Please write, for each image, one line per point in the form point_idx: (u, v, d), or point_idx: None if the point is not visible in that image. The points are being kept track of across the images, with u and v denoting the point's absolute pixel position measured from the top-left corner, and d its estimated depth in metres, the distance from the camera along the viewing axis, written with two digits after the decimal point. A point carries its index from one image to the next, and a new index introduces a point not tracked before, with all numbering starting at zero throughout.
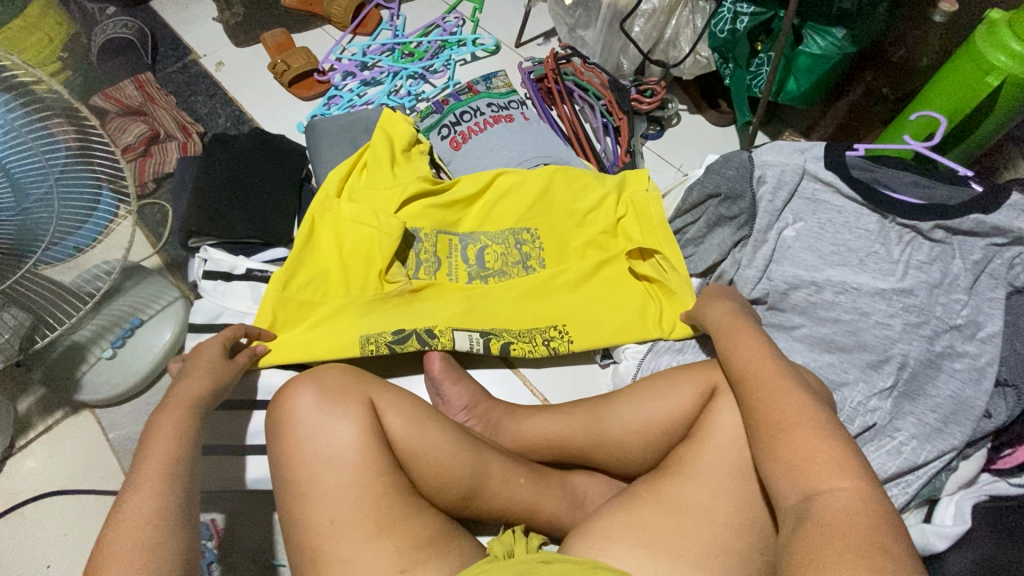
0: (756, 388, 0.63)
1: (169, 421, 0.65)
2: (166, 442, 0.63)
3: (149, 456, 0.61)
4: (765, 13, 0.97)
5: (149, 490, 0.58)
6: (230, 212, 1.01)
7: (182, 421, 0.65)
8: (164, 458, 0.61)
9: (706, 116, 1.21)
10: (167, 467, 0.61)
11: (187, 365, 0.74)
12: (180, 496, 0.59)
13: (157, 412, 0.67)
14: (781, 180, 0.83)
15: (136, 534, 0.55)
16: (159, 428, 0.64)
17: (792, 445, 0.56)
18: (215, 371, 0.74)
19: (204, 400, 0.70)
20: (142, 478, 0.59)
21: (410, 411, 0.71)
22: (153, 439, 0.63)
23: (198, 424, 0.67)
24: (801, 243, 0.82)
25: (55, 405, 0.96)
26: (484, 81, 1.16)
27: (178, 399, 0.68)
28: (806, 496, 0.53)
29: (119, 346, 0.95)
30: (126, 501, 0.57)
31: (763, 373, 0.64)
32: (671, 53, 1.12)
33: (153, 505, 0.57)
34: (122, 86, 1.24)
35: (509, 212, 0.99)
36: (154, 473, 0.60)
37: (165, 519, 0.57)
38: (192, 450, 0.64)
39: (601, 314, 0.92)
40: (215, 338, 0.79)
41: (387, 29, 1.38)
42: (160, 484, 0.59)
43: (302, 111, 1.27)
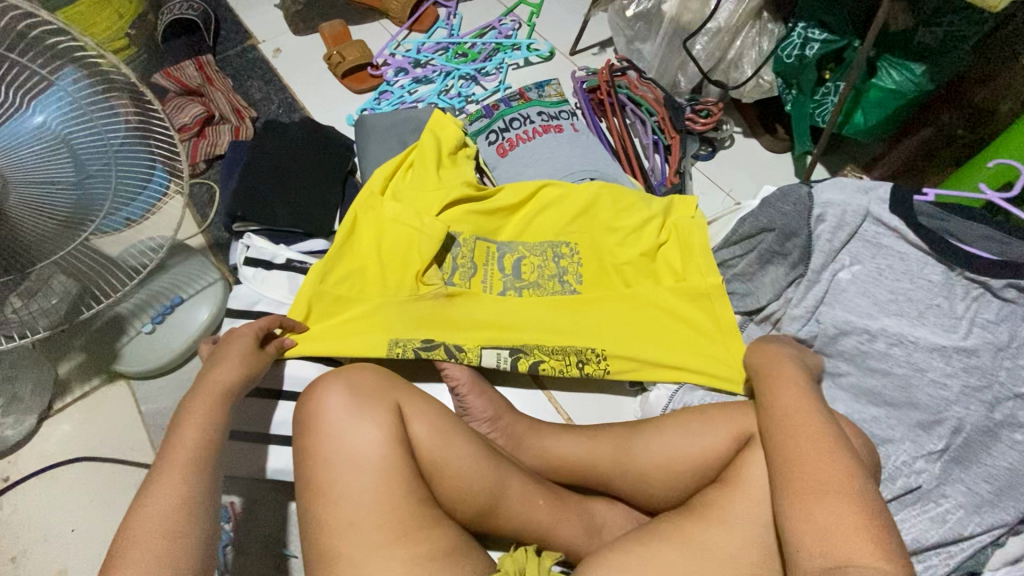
0: (818, 457, 0.58)
1: (198, 408, 0.65)
2: (194, 430, 0.63)
3: (176, 443, 0.62)
4: (838, 41, 0.93)
5: (173, 479, 0.59)
6: (276, 200, 1.03)
7: (210, 410, 0.66)
8: (189, 448, 0.61)
9: (761, 141, 1.17)
10: (194, 460, 0.61)
11: (221, 351, 0.75)
12: (201, 487, 0.59)
13: (187, 398, 0.68)
14: (841, 221, 0.80)
15: (156, 524, 0.55)
16: (189, 414, 0.65)
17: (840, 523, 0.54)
18: (246, 360, 0.74)
19: (235, 388, 0.70)
20: (169, 466, 0.60)
21: (436, 422, 0.71)
22: (181, 425, 0.64)
23: (225, 410, 0.67)
24: (857, 287, 0.79)
25: (93, 372, 0.99)
26: (537, 89, 1.15)
27: (206, 387, 0.68)
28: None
29: (159, 322, 0.97)
30: (149, 489, 0.58)
31: (800, 425, 0.62)
32: (733, 75, 1.07)
33: (175, 495, 0.58)
34: (182, 66, 1.28)
35: (550, 225, 0.98)
36: (180, 462, 0.60)
37: (187, 511, 0.57)
38: (219, 440, 0.64)
39: (630, 339, 0.89)
40: (252, 324, 0.80)
41: (442, 27, 1.39)
42: (186, 473, 0.59)
43: (352, 103, 1.28)
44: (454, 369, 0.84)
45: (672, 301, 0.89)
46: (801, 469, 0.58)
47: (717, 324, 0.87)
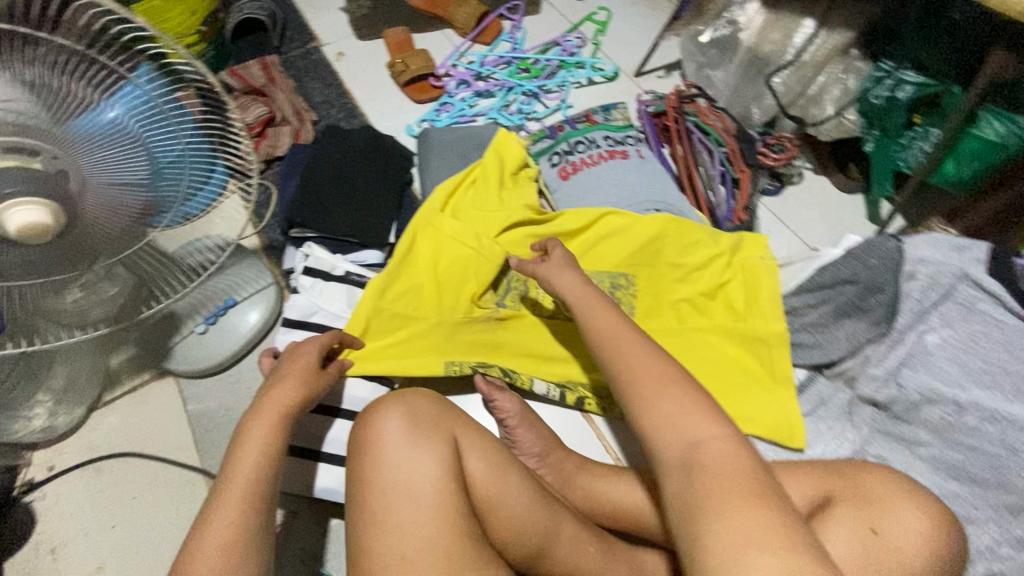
0: (634, 347, 0.64)
1: (260, 428, 0.64)
2: (256, 452, 0.62)
3: (237, 465, 0.60)
4: (933, 85, 0.88)
5: (232, 506, 0.57)
6: (334, 208, 1.03)
7: (272, 431, 0.64)
8: (251, 472, 0.60)
9: (833, 180, 1.12)
10: (256, 487, 0.59)
11: (281, 367, 0.72)
12: (258, 517, 0.57)
13: (249, 414, 0.66)
14: (934, 280, 0.75)
15: (211, 557, 0.54)
16: (249, 439, 0.63)
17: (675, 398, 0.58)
18: (306, 376, 0.72)
19: (297, 408, 0.68)
20: (227, 492, 0.58)
21: (492, 458, 0.69)
22: (243, 445, 0.62)
23: (283, 431, 0.65)
24: (947, 353, 0.73)
25: (143, 367, 1.00)
26: (604, 112, 1.12)
27: (268, 405, 0.66)
28: (686, 457, 0.53)
29: (212, 323, 0.97)
30: (208, 515, 0.57)
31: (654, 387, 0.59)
32: (812, 110, 1.03)
33: (233, 523, 0.56)
34: (248, 65, 1.29)
35: (612, 254, 0.95)
36: (239, 489, 0.58)
37: (244, 544, 0.55)
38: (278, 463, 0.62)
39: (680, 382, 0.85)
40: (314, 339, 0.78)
41: (506, 41, 1.38)
42: (246, 498, 0.58)
43: (412, 113, 1.28)
44: (505, 401, 0.82)
45: (728, 345, 0.85)
46: (664, 420, 0.57)
47: (771, 372, 0.83)
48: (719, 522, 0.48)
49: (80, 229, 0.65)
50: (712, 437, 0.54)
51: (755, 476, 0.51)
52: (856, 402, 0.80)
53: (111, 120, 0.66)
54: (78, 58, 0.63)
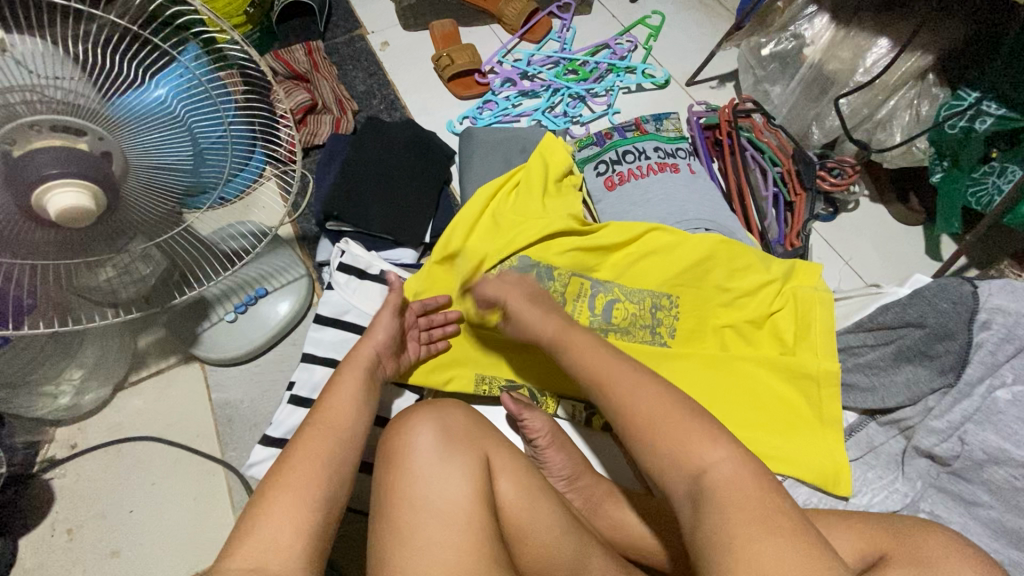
0: (625, 374, 0.62)
1: (313, 446, 0.62)
2: (308, 468, 0.60)
3: (285, 479, 0.59)
4: (1017, 120, 0.82)
5: (275, 520, 0.56)
6: (370, 204, 1.00)
7: (325, 448, 0.62)
8: (299, 488, 0.58)
9: (891, 210, 1.06)
10: (304, 494, 0.58)
11: (335, 376, 0.70)
12: (303, 538, 0.56)
13: (303, 426, 0.64)
14: (1011, 333, 0.70)
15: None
16: (302, 447, 0.62)
17: (654, 409, 0.58)
18: (359, 389, 0.69)
19: (354, 426, 0.66)
20: (271, 506, 0.57)
21: (523, 481, 0.67)
22: (294, 458, 0.60)
23: (338, 448, 0.63)
24: (1017, 411, 0.68)
25: (171, 350, 0.99)
26: (655, 121, 1.07)
27: (319, 419, 0.65)
28: (695, 486, 0.53)
29: (241, 312, 0.96)
30: (252, 529, 0.55)
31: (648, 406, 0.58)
32: (878, 136, 0.98)
33: (275, 540, 0.55)
34: (293, 50, 1.27)
35: (655, 272, 0.91)
36: (287, 497, 0.57)
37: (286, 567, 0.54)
38: (335, 488, 0.60)
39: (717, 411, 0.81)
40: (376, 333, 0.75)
41: (555, 40, 1.34)
42: (294, 518, 0.56)
43: (454, 110, 1.25)
44: (535, 421, 0.79)
45: (770, 377, 0.82)
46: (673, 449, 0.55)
47: (818, 412, 0.79)
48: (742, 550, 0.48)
49: (120, 213, 0.64)
50: (716, 460, 0.53)
51: (769, 504, 0.50)
52: (911, 453, 0.74)
53: (157, 100, 0.63)
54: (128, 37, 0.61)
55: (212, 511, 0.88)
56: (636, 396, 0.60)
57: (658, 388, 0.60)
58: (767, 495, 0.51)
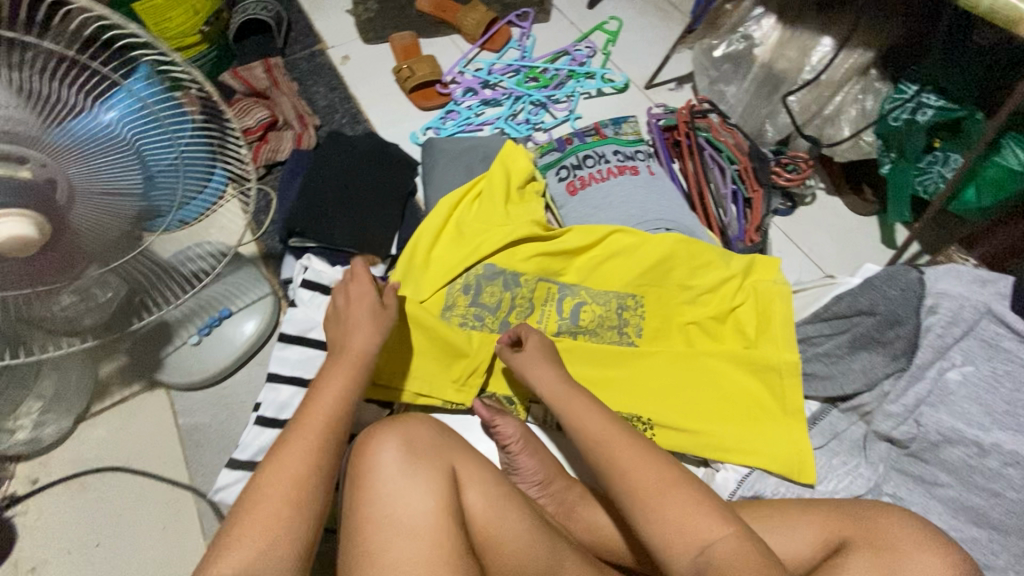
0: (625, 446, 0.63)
1: (298, 446, 0.59)
2: (298, 466, 0.57)
3: (272, 486, 0.55)
4: (956, 110, 0.85)
5: (254, 533, 0.53)
6: (333, 219, 1.00)
7: (316, 447, 0.59)
8: (288, 488, 0.56)
9: (847, 201, 1.09)
10: (291, 500, 0.55)
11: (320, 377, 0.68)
12: (294, 548, 0.53)
13: (291, 425, 0.61)
14: (957, 315, 0.74)
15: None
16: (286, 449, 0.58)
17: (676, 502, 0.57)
18: (347, 390, 0.66)
19: (338, 421, 0.63)
20: (256, 515, 0.54)
21: (491, 491, 0.68)
22: (281, 464, 0.57)
23: (329, 455, 0.60)
24: (967, 391, 0.73)
25: (135, 377, 0.97)
26: (614, 125, 1.09)
27: (314, 408, 0.63)
28: (702, 567, 0.54)
29: (205, 334, 0.94)
30: (237, 539, 0.52)
31: (650, 481, 0.59)
32: (827, 131, 1.00)
33: (263, 547, 0.52)
34: (251, 67, 1.26)
35: (620, 274, 0.92)
36: (269, 509, 0.54)
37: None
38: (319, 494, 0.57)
39: (683, 406, 0.83)
40: (366, 333, 0.74)
41: (515, 48, 1.36)
42: (277, 516, 0.54)
43: (417, 121, 1.25)
44: (507, 426, 0.79)
45: (732, 371, 0.83)
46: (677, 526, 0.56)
47: (781, 404, 0.80)
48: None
49: (67, 240, 0.61)
50: (722, 535, 0.55)
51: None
52: (871, 437, 0.77)
53: (103, 127, 0.61)
54: (68, 66, 0.60)
55: (182, 539, 0.86)
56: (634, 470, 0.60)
57: (658, 458, 0.61)
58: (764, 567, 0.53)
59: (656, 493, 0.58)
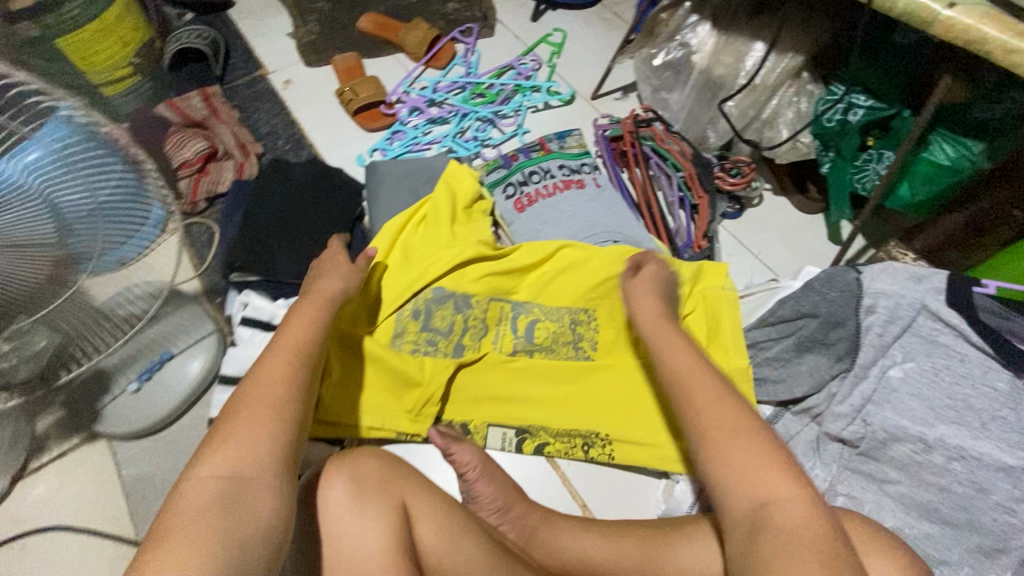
0: (705, 388, 0.65)
1: (275, 370, 0.64)
2: (276, 383, 0.63)
3: (250, 400, 0.60)
4: (886, 109, 0.87)
5: (239, 436, 0.57)
6: (277, 251, 0.97)
7: (290, 367, 0.65)
8: (270, 402, 0.60)
9: (792, 201, 1.11)
10: (277, 407, 0.60)
11: (288, 315, 0.73)
12: (274, 449, 0.57)
13: (265, 355, 0.67)
14: (893, 314, 0.74)
15: (215, 486, 0.52)
16: (266, 364, 0.65)
17: (742, 454, 0.57)
18: (314, 326, 0.72)
19: (307, 350, 0.69)
20: (237, 425, 0.58)
21: (444, 524, 0.66)
22: (259, 384, 0.62)
23: (302, 376, 0.65)
24: (909, 388, 0.73)
25: (74, 429, 0.92)
26: (558, 139, 1.10)
27: (284, 340, 0.69)
28: (758, 519, 0.53)
29: (145, 380, 0.90)
30: (219, 444, 0.56)
31: (724, 429, 0.60)
32: (767, 134, 1.01)
33: (246, 449, 0.56)
34: (188, 97, 1.22)
35: (571, 288, 0.92)
36: (258, 407, 0.59)
37: (258, 477, 0.55)
38: (295, 406, 0.62)
39: (637, 417, 0.85)
40: (333, 277, 0.81)
41: (460, 65, 1.35)
42: (261, 422, 0.58)
43: (363, 143, 1.23)
44: (463, 454, 0.76)
45: None
46: (747, 480, 0.56)
47: None
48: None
49: None
50: (789, 498, 0.54)
51: (824, 534, 0.51)
52: (823, 438, 0.77)
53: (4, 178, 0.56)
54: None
55: None
56: (711, 419, 0.61)
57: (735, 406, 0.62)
58: (823, 529, 0.51)
59: (735, 441, 0.58)
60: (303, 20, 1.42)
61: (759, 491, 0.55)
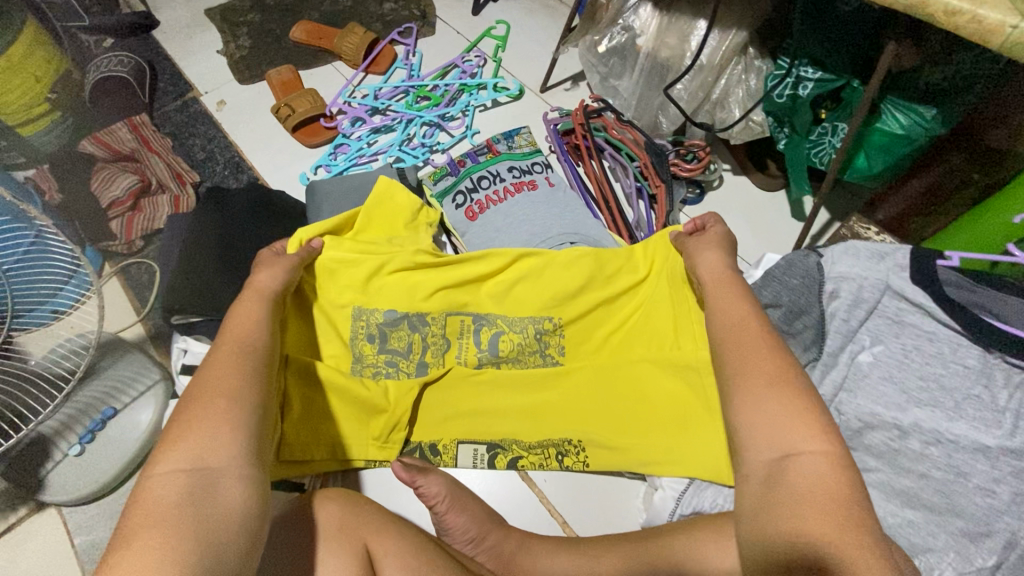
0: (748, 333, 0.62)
1: (227, 361, 0.59)
2: (229, 374, 0.58)
3: (205, 389, 0.55)
4: (834, 81, 0.83)
5: (198, 426, 0.52)
6: (217, 287, 0.91)
7: (239, 359, 0.60)
8: (225, 390, 0.55)
9: (753, 179, 1.08)
10: (231, 392, 0.55)
11: (233, 310, 0.68)
12: (239, 433, 0.52)
13: (210, 353, 0.62)
14: (857, 297, 0.73)
15: (181, 482, 0.48)
16: (211, 364, 0.59)
17: (769, 388, 0.56)
18: (261, 316, 0.68)
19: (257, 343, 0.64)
20: (190, 415, 0.53)
21: (411, 563, 0.62)
22: (211, 374, 0.57)
23: (257, 365, 0.61)
24: (879, 372, 0.72)
25: (18, 500, 0.87)
26: (506, 139, 1.06)
27: (229, 338, 0.63)
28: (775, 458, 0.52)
29: (88, 441, 0.85)
30: (176, 437, 0.51)
31: (762, 372, 0.57)
32: (719, 115, 0.99)
33: (207, 438, 0.51)
34: (114, 130, 1.14)
35: (532, 296, 0.88)
36: (216, 396, 0.55)
37: (226, 466, 0.50)
38: (258, 392, 0.57)
39: (612, 418, 0.82)
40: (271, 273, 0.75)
41: (401, 67, 1.29)
42: (221, 409, 0.53)
43: (306, 160, 1.17)
44: (432, 485, 0.70)
45: (654, 374, 0.82)
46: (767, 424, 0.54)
47: (707, 405, 0.78)
48: (773, 532, 0.49)
49: None
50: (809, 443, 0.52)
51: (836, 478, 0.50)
52: None
53: None
54: None
55: None
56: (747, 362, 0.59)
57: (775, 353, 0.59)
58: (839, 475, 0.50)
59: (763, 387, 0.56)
60: (233, 35, 1.35)
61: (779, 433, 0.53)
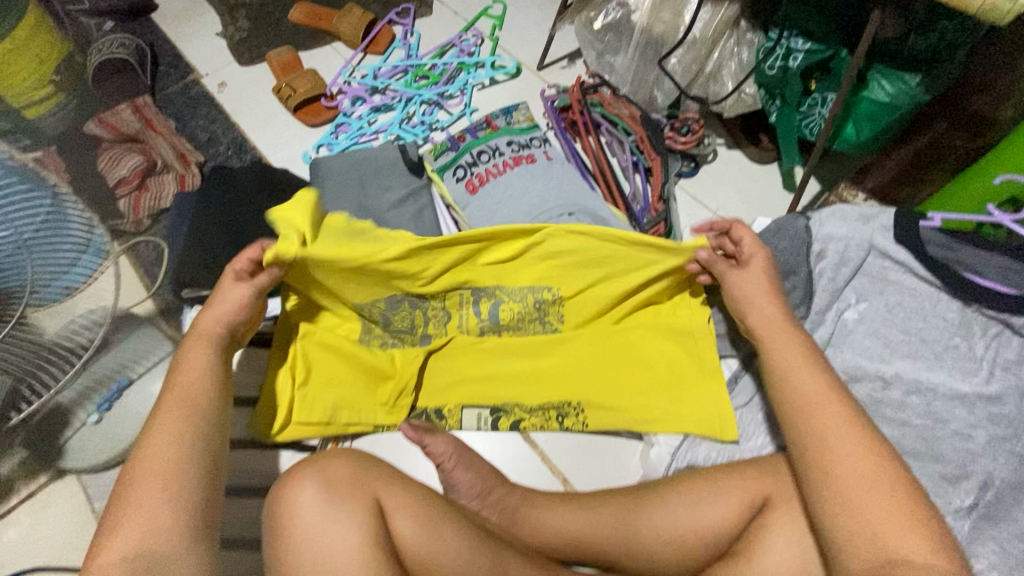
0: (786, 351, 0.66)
1: (167, 422, 0.61)
2: (166, 441, 0.59)
3: (144, 461, 0.58)
4: (823, 51, 0.86)
5: (138, 504, 0.54)
6: (225, 261, 0.94)
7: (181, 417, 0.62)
8: (164, 460, 0.58)
9: (746, 152, 1.10)
10: (173, 461, 0.58)
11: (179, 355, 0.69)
12: (178, 503, 0.55)
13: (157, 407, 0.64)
14: (844, 257, 0.77)
15: (124, 566, 0.51)
16: (157, 422, 0.61)
17: (820, 405, 0.60)
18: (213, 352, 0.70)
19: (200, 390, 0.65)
20: (133, 489, 0.55)
21: (422, 514, 0.65)
22: (153, 440, 0.59)
23: (199, 418, 0.62)
24: (865, 328, 0.76)
25: (39, 469, 0.90)
26: (505, 115, 1.08)
27: (176, 390, 0.65)
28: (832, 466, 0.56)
29: (106, 410, 0.88)
30: (123, 512, 0.54)
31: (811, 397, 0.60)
32: (712, 89, 1.01)
33: (151, 512, 0.54)
34: (117, 110, 1.15)
35: (529, 267, 0.88)
36: (154, 467, 0.57)
37: (171, 531, 0.53)
38: (199, 452, 0.60)
39: (610, 382, 0.85)
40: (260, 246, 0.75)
41: (400, 48, 1.30)
42: (159, 480, 0.56)
43: (308, 140, 1.19)
44: (437, 445, 0.75)
45: (649, 337, 0.86)
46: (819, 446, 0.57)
47: (699, 364, 0.84)
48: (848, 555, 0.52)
49: None
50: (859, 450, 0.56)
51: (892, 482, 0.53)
52: None
53: None
54: None
55: None
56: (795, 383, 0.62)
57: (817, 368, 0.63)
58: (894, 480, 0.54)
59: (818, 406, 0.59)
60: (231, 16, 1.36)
61: (831, 452, 0.57)
